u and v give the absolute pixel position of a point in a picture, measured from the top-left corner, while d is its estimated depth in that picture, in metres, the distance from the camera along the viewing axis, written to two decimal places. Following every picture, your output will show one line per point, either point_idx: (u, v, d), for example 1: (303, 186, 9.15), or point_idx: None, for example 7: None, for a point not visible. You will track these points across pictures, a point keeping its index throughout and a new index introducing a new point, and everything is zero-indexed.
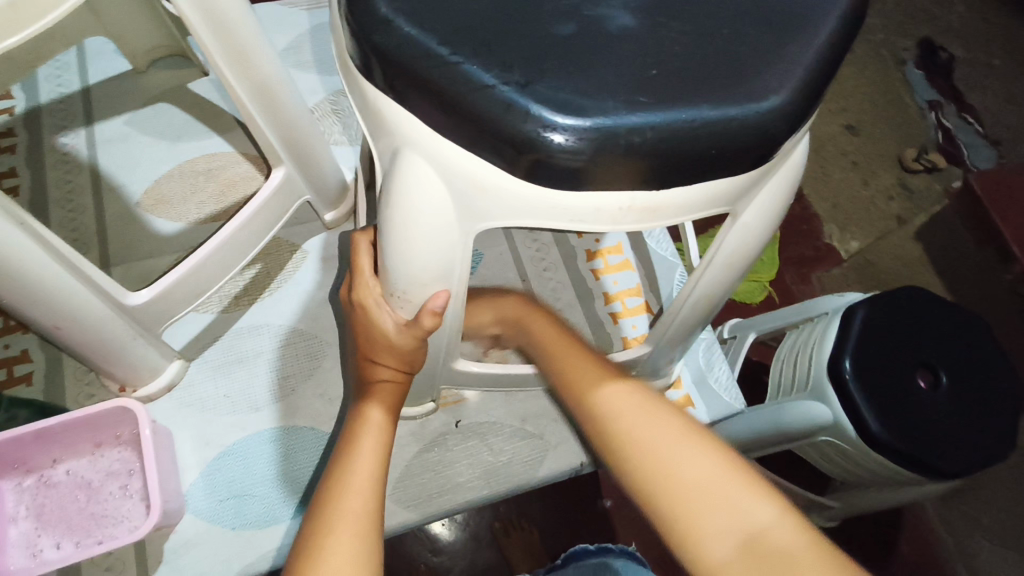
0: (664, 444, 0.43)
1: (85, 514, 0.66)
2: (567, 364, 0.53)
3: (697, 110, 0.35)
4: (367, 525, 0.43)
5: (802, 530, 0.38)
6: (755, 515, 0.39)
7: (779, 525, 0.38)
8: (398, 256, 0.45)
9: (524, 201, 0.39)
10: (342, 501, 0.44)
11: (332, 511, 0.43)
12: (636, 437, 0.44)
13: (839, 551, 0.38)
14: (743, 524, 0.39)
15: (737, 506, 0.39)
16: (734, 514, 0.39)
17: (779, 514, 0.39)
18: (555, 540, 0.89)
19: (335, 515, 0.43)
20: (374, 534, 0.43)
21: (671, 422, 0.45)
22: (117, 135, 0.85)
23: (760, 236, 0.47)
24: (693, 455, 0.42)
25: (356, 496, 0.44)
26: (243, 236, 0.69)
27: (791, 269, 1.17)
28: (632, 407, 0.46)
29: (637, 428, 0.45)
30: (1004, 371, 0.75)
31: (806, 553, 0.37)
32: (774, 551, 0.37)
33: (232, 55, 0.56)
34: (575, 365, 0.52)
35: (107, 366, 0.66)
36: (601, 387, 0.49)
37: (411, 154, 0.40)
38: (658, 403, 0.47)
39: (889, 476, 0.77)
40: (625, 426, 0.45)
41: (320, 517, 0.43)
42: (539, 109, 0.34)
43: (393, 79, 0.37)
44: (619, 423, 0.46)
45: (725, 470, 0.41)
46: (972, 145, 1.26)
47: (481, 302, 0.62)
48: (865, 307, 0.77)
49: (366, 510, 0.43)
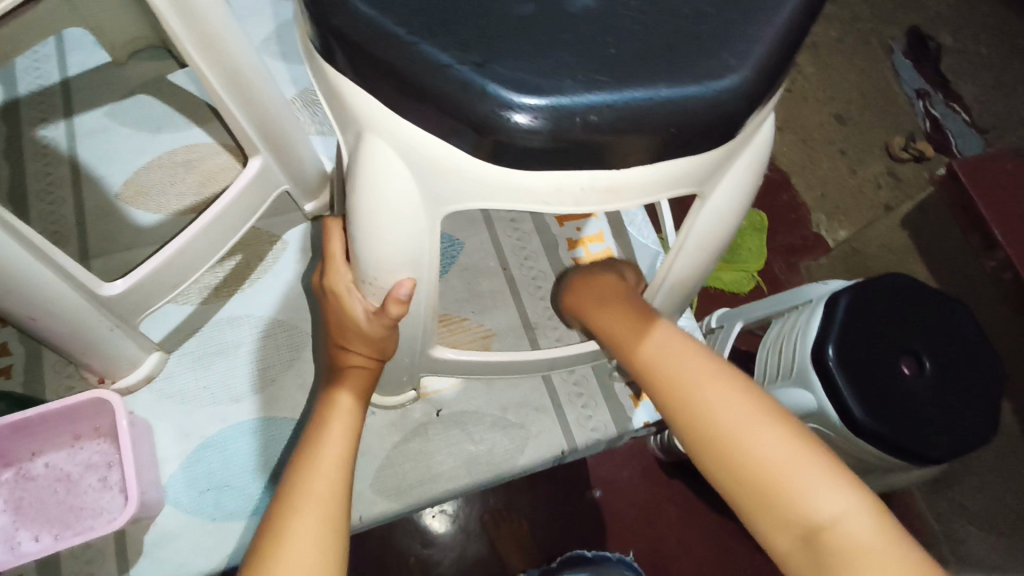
0: (736, 428, 0.44)
1: (64, 506, 0.66)
2: (638, 333, 0.53)
3: (655, 89, 0.35)
4: (333, 508, 0.43)
5: (873, 524, 0.39)
6: (825, 503, 0.41)
7: (850, 517, 0.40)
8: (366, 242, 0.45)
9: (487, 183, 0.39)
10: (308, 484, 0.44)
11: (296, 493, 0.43)
12: (706, 419, 0.45)
13: (910, 543, 0.39)
14: (814, 514, 0.40)
15: (805, 495, 0.41)
16: (804, 501, 0.41)
17: (851, 505, 0.40)
18: (546, 531, 0.89)
19: (300, 497, 0.43)
20: (341, 517, 0.43)
21: (749, 406, 0.45)
22: (95, 127, 0.85)
23: (731, 219, 0.47)
24: (765, 437, 0.44)
25: (323, 479, 0.44)
26: (221, 226, 0.69)
27: (780, 258, 1.17)
28: (703, 384, 0.47)
29: (706, 407, 0.46)
30: (986, 356, 0.75)
31: (873, 547, 0.38)
32: (836, 542, 0.39)
33: (202, 43, 0.55)
34: (649, 336, 0.52)
35: (83, 357, 0.65)
36: (670, 360, 0.50)
37: (371, 138, 0.40)
38: (735, 384, 0.47)
39: (873, 462, 0.77)
40: (696, 406, 0.46)
41: (286, 499, 0.43)
42: (497, 88, 0.34)
43: (353, 60, 0.37)
44: (689, 401, 0.47)
45: (796, 453, 0.43)
46: (961, 134, 1.26)
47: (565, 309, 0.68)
48: (848, 293, 0.76)
49: (332, 493, 0.44)
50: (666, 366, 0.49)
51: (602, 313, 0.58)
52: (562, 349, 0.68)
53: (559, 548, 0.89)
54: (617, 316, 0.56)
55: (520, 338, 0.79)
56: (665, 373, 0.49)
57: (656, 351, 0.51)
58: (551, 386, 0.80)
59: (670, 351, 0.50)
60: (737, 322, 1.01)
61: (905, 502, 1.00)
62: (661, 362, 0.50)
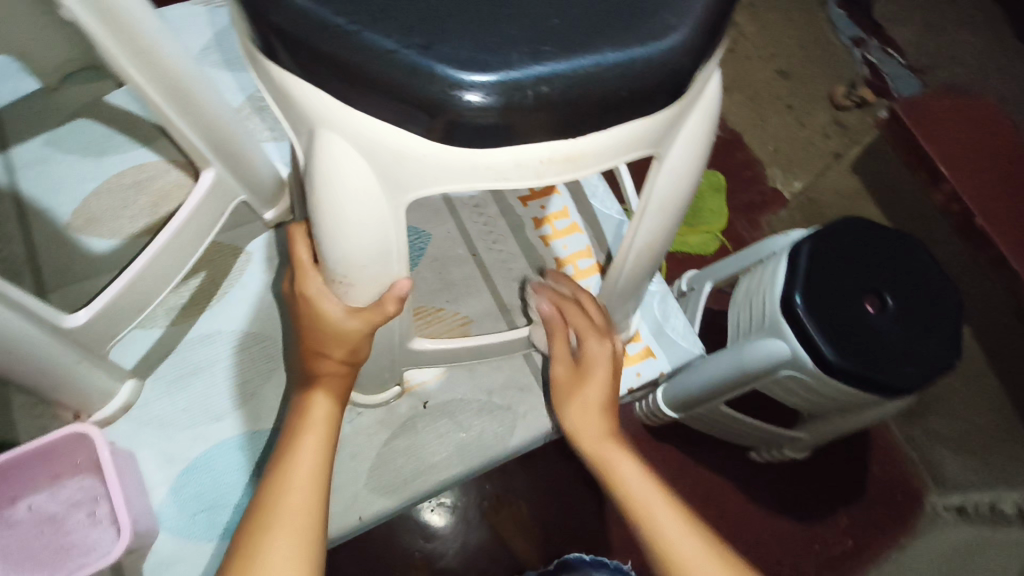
0: None
1: (53, 547, 0.65)
2: (632, 480, 0.54)
3: (601, 54, 0.35)
4: (308, 523, 0.44)
5: None
6: None
7: None
8: (331, 239, 0.45)
9: (446, 164, 0.39)
10: (282, 498, 0.45)
11: (271, 509, 0.44)
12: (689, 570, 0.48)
13: None
14: None
15: None
16: None
17: None
18: (545, 509, 0.92)
19: (275, 513, 0.44)
20: (316, 533, 0.44)
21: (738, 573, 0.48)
22: (36, 157, 0.82)
23: (690, 179, 0.48)
24: None
25: (297, 492, 0.45)
26: (180, 243, 0.68)
27: (741, 217, 1.19)
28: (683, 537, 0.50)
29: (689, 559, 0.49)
30: (943, 287, 0.79)
31: None
32: None
33: (136, 57, 0.53)
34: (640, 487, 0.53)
35: (53, 393, 0.63)
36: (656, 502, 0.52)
37: (324, 133, 0.39)
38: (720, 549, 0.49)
39: (848, 400, 0.80)
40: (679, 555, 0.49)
41: (262, 514, 0.45)
42: (445, 68, 0.34)
43: (296, 54, 0.36)
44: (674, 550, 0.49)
45: None
46: (897, 75, 1.27)
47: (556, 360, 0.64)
48: (808, 243, 0.80)
49: (307, 508, 0.45)
50: (665, 527, 0.50)
51: (594, 441, 0.57)
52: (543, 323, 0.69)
53: (559, 523, 0.91)
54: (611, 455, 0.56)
55: (498, 321, 0.80)
56: (663, 535, 0.50)
57: (649, 501, 0.53)
58: (532, 364, 0.80)
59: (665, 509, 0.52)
60: (706, 283, 1.03)
61: (883, 436, 1.07)
62: (656, 512, 0.51)
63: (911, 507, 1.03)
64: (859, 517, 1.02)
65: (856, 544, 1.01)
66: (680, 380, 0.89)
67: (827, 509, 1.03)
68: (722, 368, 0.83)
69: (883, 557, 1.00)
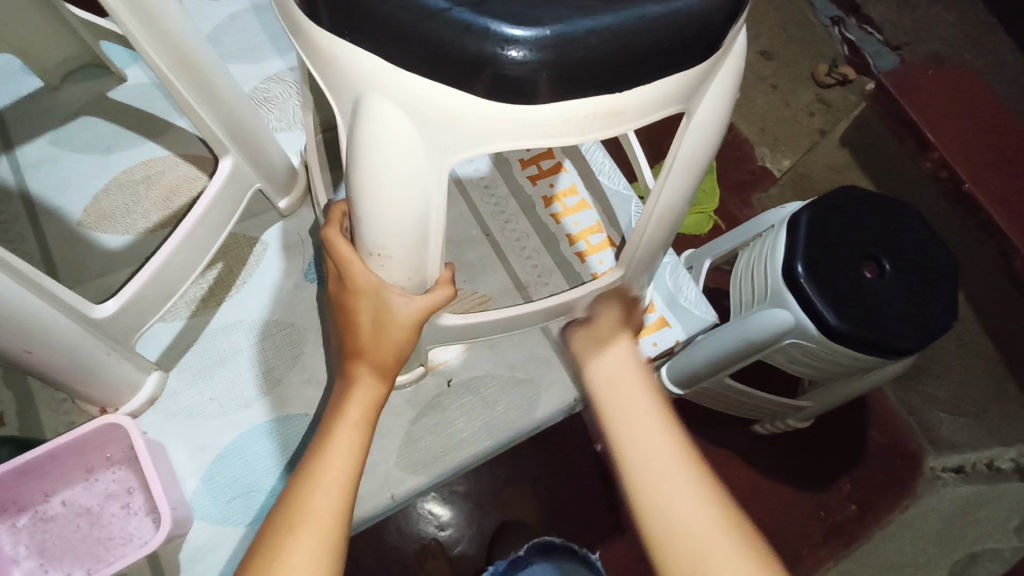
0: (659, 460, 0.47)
1: (90, 540, 0.65)
2: (646, 453, 0.47)
3: (643, 8, 0.37)
4: (331, 524, 0.44)
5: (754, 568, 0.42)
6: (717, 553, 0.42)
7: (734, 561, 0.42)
8: (370, 210, 0.45)
9: (491, 123, 0.40)
10: (306, 501, 0.45)
11: (297, 508, 0.45)
12: (638, 440, 0.48)
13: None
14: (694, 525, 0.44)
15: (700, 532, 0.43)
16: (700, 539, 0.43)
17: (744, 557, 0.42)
18: (558, 487, 0.96)
19: (301, 514, 0.44)
20: (338, 535, 0.45)
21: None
22: (41, 156, 0.81)
23: (714, 137, 0.49)
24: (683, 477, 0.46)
25: (324, 494, 0.46)
26: (201, 231, 0.68)
27: (734, 195, 1.30)
28: (641, 410, 0.50)
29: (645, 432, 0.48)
30: (938, 248, 0.81)
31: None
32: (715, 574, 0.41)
33: (159, 39, 0.53)
34: (667, 475, 0.46)
35: (83, 387, 0.63)
36: (625, 381, 0.52)
37: (371, 97, 0.40)
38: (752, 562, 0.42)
39: (851, 367, 0.82)
40: (634, 425, 0.49)
41: (285, 515, 0.45)
42: (495, 24, 0.35)
43: (344, 18, 0.38)
44: (633, 420, 0.49)
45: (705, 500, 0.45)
46: (878, 54, 1.14)
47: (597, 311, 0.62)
48: (807, 212, 0.82)
49: (332, 510, 0.45)
50: (629, 401, 0.51)
51: (622, 417, 0.50)
52: (563, 294, 0.69)
53: (574, 501, 0.95)
54: (639, 434, 0.48)
55: (515, 299, 0.82)
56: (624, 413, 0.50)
57: (621, 378, 0.53)
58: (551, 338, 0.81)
59: (639, 402, 0.51)
60: (705, 260, 1.05)
61: (879, 400, 1.15)
62: (626, 390, 0.52)
63: (910, 472, 1.10)
64: (861, 480, 1.07)
65: (861, 508, 1.06)
66: (687, 358, 0.93)
67: (833, 474, 1.07)
68: (725, 342, 0.85)
69: (887, 519, 1.06)
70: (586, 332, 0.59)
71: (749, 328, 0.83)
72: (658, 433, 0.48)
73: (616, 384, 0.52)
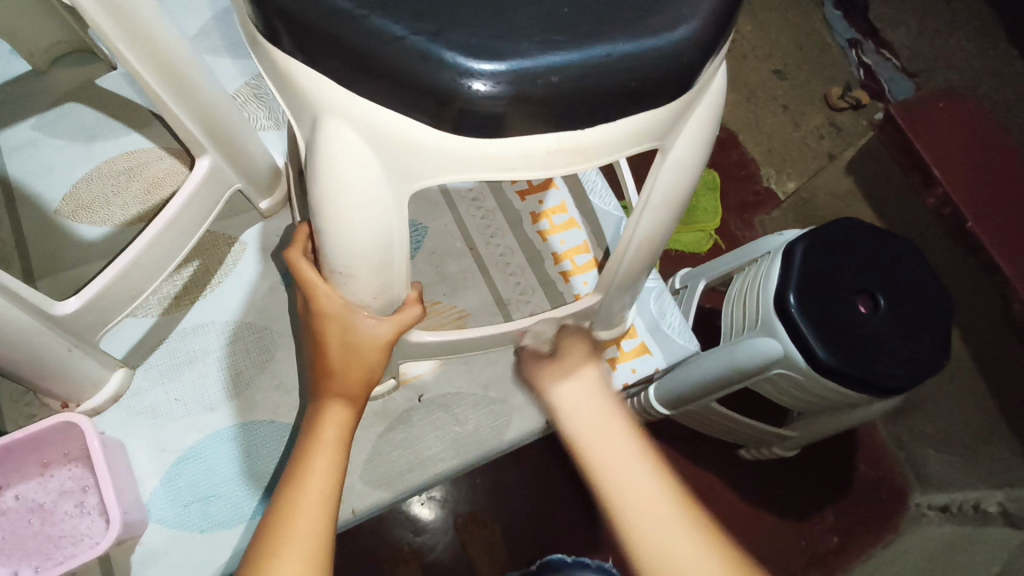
0: (624, 482, 0.43)
1: (41, 537, 0.64)
2: (613, 470, 0.44)
3: (613, 45, 0.35)
4: (315, 547, 0.43)
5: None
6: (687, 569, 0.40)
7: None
8: (331, 230, 0.44)
9: (453, 153, 0.39)
10: (288, 524, 0.43)
11: (279, 535, 0.43)
12: (606, 467, 0.44)
13: None
14: (661, 535, 0.41)
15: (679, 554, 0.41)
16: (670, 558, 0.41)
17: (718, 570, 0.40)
18: (535, 502, 0.94)
19: (282, 538, 0.42)
20: (324, 560, 0.43)
21: None
22: (25, 140, 0.80)
23: (693, 172, 0.48)
24: (648, 489, 0.43)
25: (307, 517, 0.44)
26: (175, 230, 0.66)
27: (734, 215, 1.19)
28: (606, 428, 0.46)
29: (609, 446, 0.45)
30: (935, 288, 0.78)
31: None
32: None
33: (132, 41, 0.52)
34: (663, 537, 0.41)
35: (43, 383, 0.62)
36: (589, 403, 0.48)
37: (330, 121, 0.39)
38: None
39: (840, 401, 0.79)
40: (598, 446, 0.45)
41: (267, 542, 0.43)
42: (455, 56, 0.34)
43: (302, 40, 0.36)
44: (600, 439, 0.46)
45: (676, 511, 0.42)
46: (892, 79, 1.27)
47: (565, 343, 0.55)
48: (803, 241, 0.79)
49: (314, 533, 0.43)
50: (593, 413, 0.47)
51: (602, 457, 0.45)
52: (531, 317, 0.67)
53: (549, 517, 0.94)
54: (619, 466, 0.44)
55: (494, 314, 0.80)
56: (588, 426, 0.47)
57: (587, 395, 0.48)
58: None
59: (605, 415, 0.47)
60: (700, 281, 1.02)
61: (870, 435, 1.08)
62: (591, 404, 0.48)
63: (896, 506, 1.04)
64: (845, 513, 1.02)
65: (842, 540, 1.01)
66: (671, 381, 0.90)
67: (815, 505, 1.02)
68: (710, 367, 0.83)
69: (867, 554, 1.00)
70: (547, 367, 0.52)
71: (735, 359, 0.81)
72: (653, 491, 0.43)
73: (595, 428, 0.46)
